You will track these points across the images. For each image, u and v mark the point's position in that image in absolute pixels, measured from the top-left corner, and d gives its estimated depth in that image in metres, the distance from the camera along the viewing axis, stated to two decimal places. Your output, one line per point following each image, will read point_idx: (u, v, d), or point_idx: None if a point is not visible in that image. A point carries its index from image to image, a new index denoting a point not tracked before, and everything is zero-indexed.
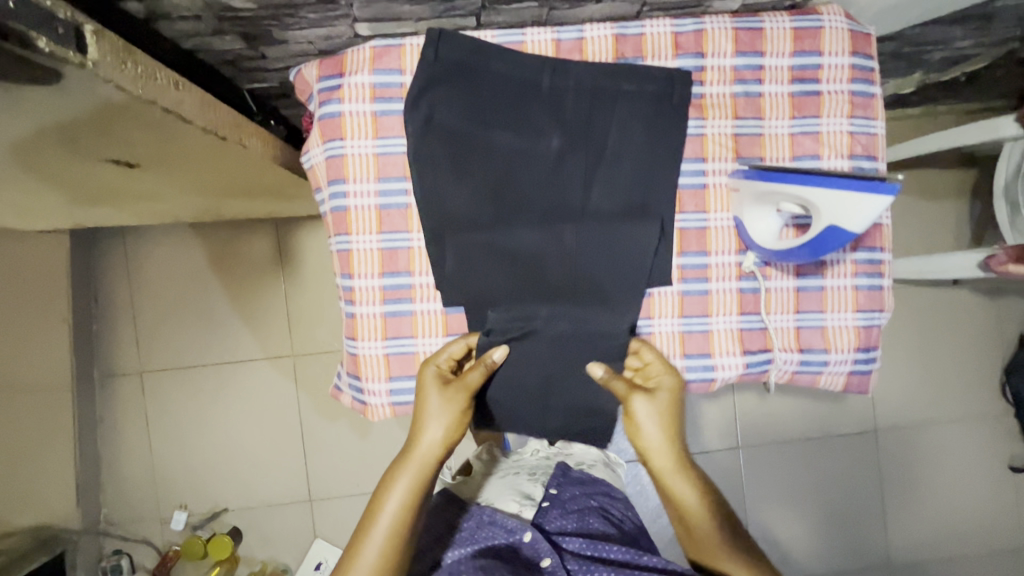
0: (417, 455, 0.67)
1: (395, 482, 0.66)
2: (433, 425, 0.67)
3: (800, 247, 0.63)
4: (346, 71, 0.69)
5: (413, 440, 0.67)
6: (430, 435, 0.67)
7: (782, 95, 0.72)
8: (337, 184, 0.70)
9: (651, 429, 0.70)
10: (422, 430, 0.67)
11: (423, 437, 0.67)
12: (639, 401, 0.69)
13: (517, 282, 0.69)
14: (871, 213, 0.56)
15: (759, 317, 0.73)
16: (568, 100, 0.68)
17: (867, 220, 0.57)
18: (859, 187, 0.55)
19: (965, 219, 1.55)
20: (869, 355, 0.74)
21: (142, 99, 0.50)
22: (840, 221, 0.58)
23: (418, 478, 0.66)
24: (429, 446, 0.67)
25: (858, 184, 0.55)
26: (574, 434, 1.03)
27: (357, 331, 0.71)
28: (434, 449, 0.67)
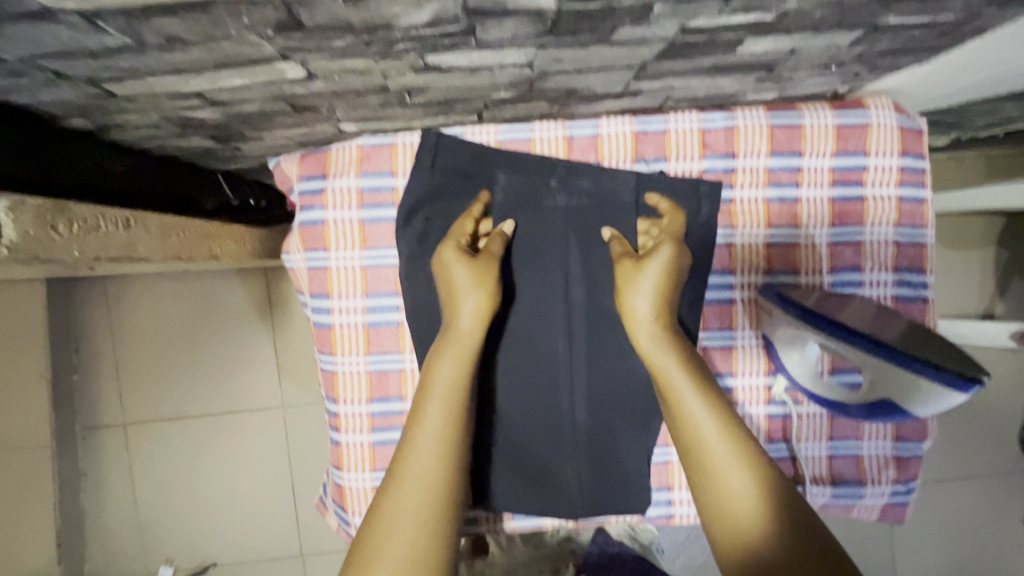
0: (458, 335, 0.54)
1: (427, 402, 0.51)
2: (471, 299, 0.54)
3: (857, 407, 0.57)
4: (330, 173, 0.62)
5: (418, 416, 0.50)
6: (465, 312, 0.54)
7: (821, 200, 0.64)
8: (321, 299, 0.63)
9: (651, 318, 0.54)
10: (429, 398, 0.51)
11: (462, 314, 0.54)
12: (634, 296, 0.54)
13: (521, 415, 0.61)
14: (944, 404, 0.48)
15: (788, 444, 0.66)
16: (582, 211, 0.60)
17: (939, 407, 0.49)
18: (937, 381, 0.46)
19: (991, 267, 1.47)
20: (909, 486, 0.67)
21: (80, 259, 0.43)
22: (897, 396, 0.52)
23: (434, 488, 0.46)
24: (469, 323, 0.54)
25: (937, 378, 0.46)
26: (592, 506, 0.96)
27: (343, 460, 0.64)
28: (475, 326, 0.54)
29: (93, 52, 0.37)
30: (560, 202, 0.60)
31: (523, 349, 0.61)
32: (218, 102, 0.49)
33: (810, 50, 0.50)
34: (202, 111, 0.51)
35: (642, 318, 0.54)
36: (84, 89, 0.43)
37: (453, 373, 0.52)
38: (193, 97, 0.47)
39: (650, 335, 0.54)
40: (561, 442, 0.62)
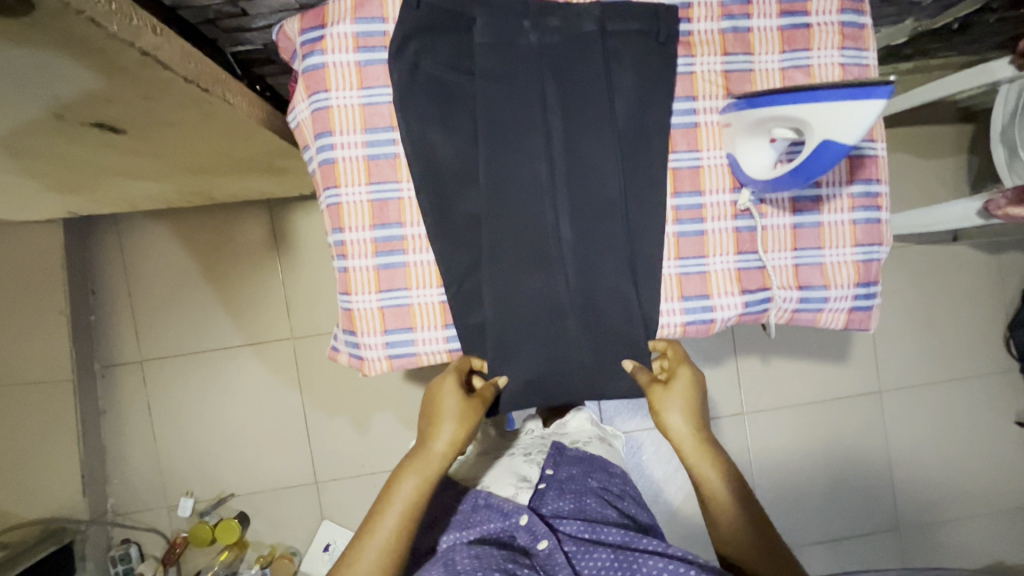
0: (430, 455, 0.68)
1: (400, 483, 0.66)
2: (448, 429, 0.68)
3: (791, 173, 0.62)
4: (328, 21, 0.69)
5: (428, 440, 0.69)
6: (442, 436, 0.68)
7: (771, 29, 0.71)
8: (324, 137, 0.69)
9: (682, 422, 0.72)
10: (438, 430, 0.69)
11: (439, 438, 0.68)
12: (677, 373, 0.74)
13: (513, 228, 0.69)
14: (862, 122, 0.55)
15: (757, 255, 0.72)
16: (553, 46, 0.68)
17: (858, 132, 0.56)
18: (849, 95, 0.54)
19: (962, 175, 1.54)
20: (870, 290, 0.73)
21: (119, 39, 0.50)
22: (834, 133, 0.56)
23: (423, 485, 0.67)
24: (442, 447, 0.68)
25: (847, 92, 0.54)
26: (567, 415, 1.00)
27: (351, 285, 0.71)
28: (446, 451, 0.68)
29: None
30: (532, 40, 0.68)
31: (510, 173, 0.69)
32: None
33: None
34: None
35: (677, 428, 0.72)
36: None
37: (454, 432, 0.69)
38: None
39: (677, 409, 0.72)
40: (547, 254, 0.70)
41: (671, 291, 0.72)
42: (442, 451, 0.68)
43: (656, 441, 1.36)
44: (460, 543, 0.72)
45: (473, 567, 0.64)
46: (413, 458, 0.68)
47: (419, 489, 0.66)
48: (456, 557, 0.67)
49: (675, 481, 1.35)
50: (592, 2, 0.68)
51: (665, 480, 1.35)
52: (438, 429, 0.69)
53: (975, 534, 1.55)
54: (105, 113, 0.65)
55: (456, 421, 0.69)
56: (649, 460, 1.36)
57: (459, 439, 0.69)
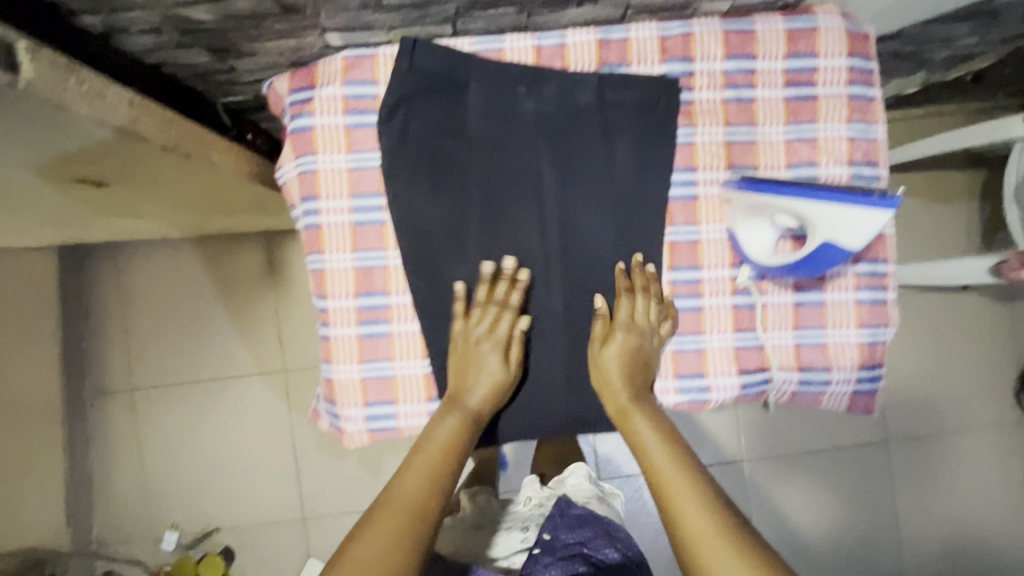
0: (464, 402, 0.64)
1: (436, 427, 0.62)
2: (479, 381, 0.65)
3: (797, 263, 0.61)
4: (317, 82, 0.67)
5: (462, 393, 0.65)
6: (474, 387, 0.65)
7: (775, 100, 0.68)
8: (310, 202, 0.67)
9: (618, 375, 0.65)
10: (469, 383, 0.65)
11: (472, 385, 0.65)
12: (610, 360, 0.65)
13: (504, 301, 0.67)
14: (867, 229, 0.53)
15: (756, 334, 0.69)
16: (550, 114, 0.65)
17: (862, 237, 0.54)
18: (863, 202, 0.52)
19: (973, 222, 1.50)
20: (874, 372, 0.70)
21: (91, 122, 0.48)
22: (834, 237, 0.55)
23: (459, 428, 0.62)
24: (478, 394, 0.65)
25: (862, 200, 0.52)
26: (565, 473, 0.99)
27: (333, 354, 0.68)
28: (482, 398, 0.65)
29: None
30: (528, 108, 0.65)
31: (501, 244, 0.66)
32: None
33: None
34: (198, 10, 0.56)
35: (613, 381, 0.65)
36: None
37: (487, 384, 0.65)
38: None
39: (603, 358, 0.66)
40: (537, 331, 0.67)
41: (665, 368, 0.70)
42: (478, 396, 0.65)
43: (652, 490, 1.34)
44: None
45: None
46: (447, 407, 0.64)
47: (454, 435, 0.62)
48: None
49: None
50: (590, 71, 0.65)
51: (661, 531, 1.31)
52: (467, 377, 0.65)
53: None
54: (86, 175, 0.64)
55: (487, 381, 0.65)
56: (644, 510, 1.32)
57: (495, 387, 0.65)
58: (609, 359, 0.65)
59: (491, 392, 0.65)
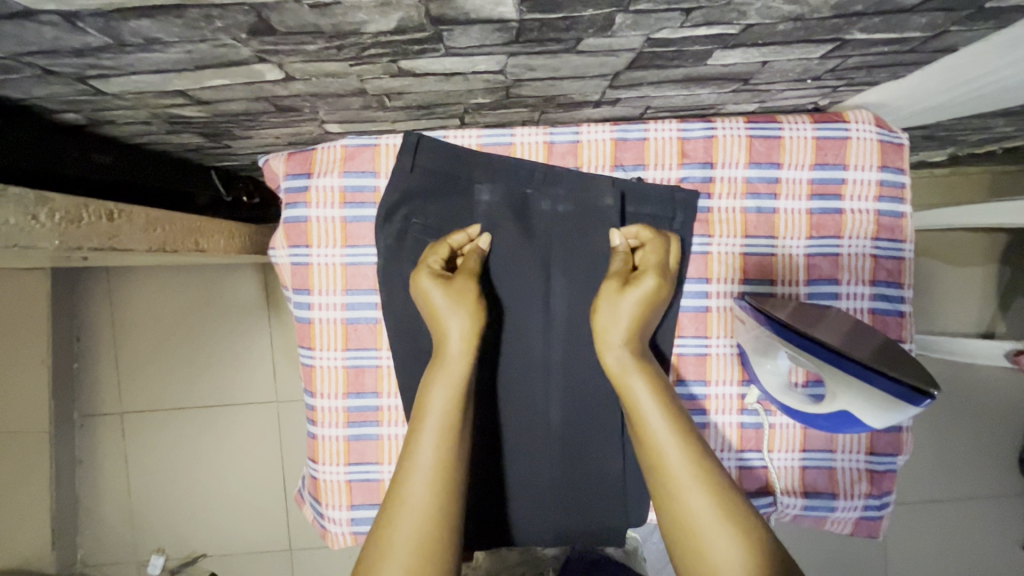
0: (448, 361, 0.53)
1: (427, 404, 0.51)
2: (455, 320, 0.54)
3: (817, 418, 0.58)
4: (315, 171, 0.63)
5: (439, 345, 0.54)
6: (453, 335, 0.54)
7: (799, 212, 0.65)
8: (302, 295, 0.64)
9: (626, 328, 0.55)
10: (445, 329, 0.54)
11: (449, 335, 0.54)
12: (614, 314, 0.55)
13: (501, 409, 0.65)
14: (892, 415, 0.52)
15: (761, 454, 0.66)
16: (560, 220, 0.62)
17: (887, 417, 0.52)
18: (901, 398, 0.49)
19: (990, 286, 1.46)
20: (882, 500, 0.67)
21: (64, 249, 0.45)
22: (856, 408, 0.54)
23: (454, 399, 0.51)
24: (456, 344, 0.54)
25: (901, 394, 0.48)
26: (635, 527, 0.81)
27: (319, 453, 0.66)
28: (462, 348, 0.53)
29: (77, 50, 0.39)
30: (539, 212, 0.61)
31: (499, 352, 0.63)
32: (203, 100, 0.51)
33: (782, 63, 0.51)
34: (189, 109, 0.53)
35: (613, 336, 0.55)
36: (73, 85, 0.45)
37: (465, 337, 0.54)
38: (179, 94, 0.49)
39: (607, 306, 0.56)
40: (532, 440, 0.65)
41: None
42: (459, 348, 0.53)
43: None
44: None
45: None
46: (431, 371, 0.53)
47: (449, 409, 0.51)
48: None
49: None
50: (603, 177, 0.62)
51: None
52: (443, 323, 0.54)
53: None
54: None
55: (458, 311, 0.55)
56: None
57: (473, 330, 0.54)
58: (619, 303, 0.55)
59: (471, 344, 0.54)
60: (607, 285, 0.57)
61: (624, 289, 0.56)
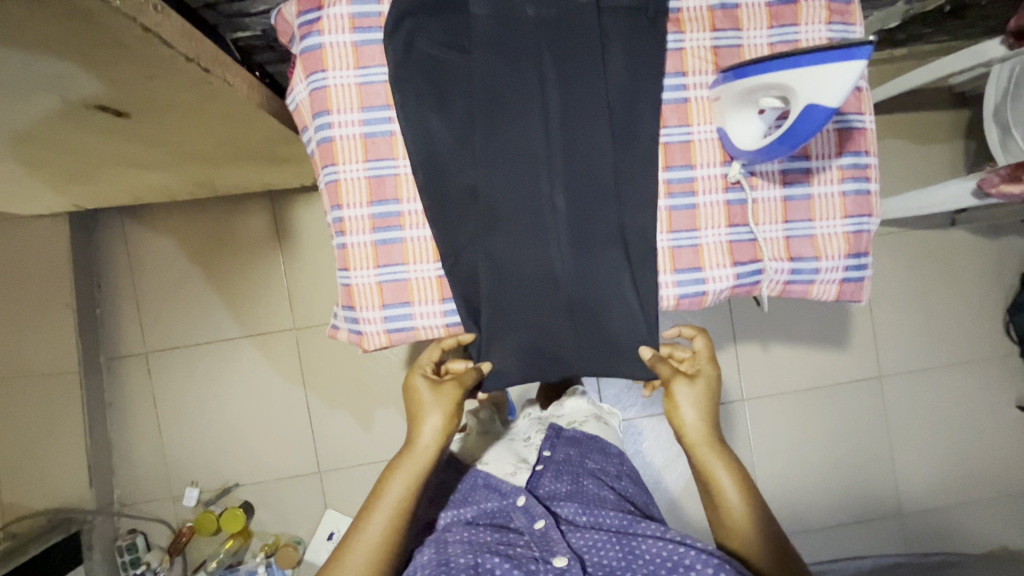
0: (416, 450, 0.74)
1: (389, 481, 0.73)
2: (432, 419, 0.74)
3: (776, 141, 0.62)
4: (324, 3, 0.70)
5: (411, 439, 0.75)
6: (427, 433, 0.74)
7: (758, 5, 0.73)
8: (322, 116, 0.71)
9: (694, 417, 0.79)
10: (420, 428, 0.74)
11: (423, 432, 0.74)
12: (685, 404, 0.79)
13: (512, 202, 0.70)
14: (847, 82, 0.55)
15: (748, 228, 0.74)
16: (550, 20, 0.69)
17: (843, 91, 0.55)
18: (832, 56, 0.54)
19: (958, 160, 1.55)
20: (860, 261, 0.74)
21: (121, 14, 0.54)
22: (816, 97, 0.56)
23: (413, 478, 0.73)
24: (426, 441, 0.74)
25: (831, 53, 0.54)
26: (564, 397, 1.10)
27: (350, 261, 0.72)
28: (430, 444, 0.74)
29: None
30: (530, 14, 0.69)
31: (503, 148, 0.69)
32: None
33: None
34: None
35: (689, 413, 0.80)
36: None
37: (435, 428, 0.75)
38: None
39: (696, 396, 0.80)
40: (544, 229, 0.70)
41: (669, 263, 0.73)
42: (429, 440, 0.74)
43: (657, 430, 1.44)
44: (461, 520, 0.83)
45: (462, 551, 0.74)
46: (401, 455, 0.74)
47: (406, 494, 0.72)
48: (449, 539, 0.78)
49: (673, 470, 1.43)
50: None
51: (667, 465, 1.43)
52: (421, 423, 0.74)
53: (979, 520, 1.54)
54: (109, 93, 0.69)
55: (434, 413, 0.75)
56: (650, 446, 1.44)
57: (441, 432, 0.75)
58: (694, 394, 0.80)
59: (435, 443, 0.75)
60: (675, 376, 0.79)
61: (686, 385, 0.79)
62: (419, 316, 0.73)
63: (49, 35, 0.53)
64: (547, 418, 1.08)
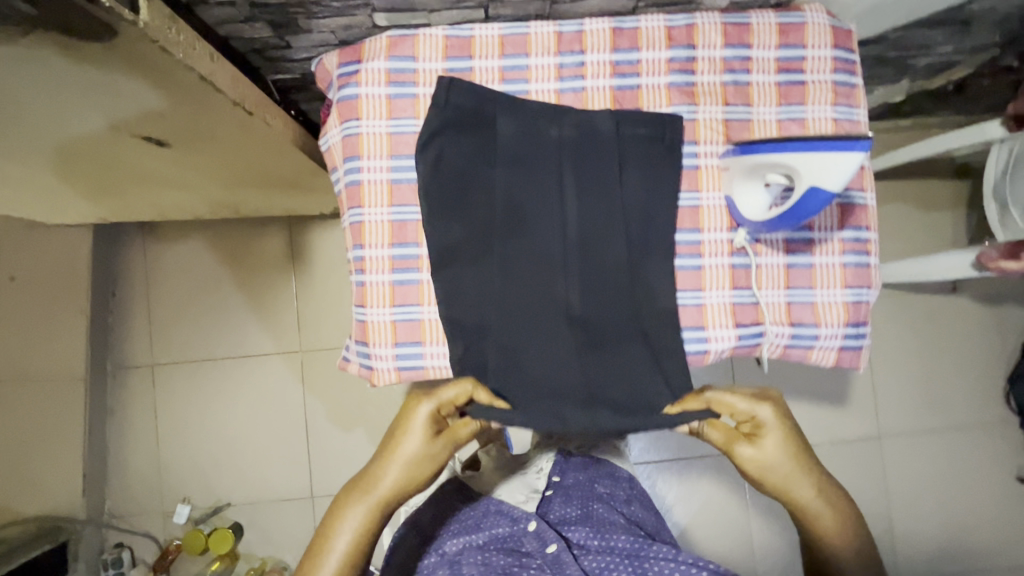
0: (376, 489, 0.70)
1: (344, 513, 0.69)
2: (404, 458, 0.70)
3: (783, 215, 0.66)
4: (363, 57, 0.76)
5: (378, 475, 0.70)
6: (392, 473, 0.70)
7: (768, 84, 0.77)
8: (352, 161, 0.75)
9: (777, 458, 0.73)
10: (393, 466, 0.70)
11: (387, 475, 0.70)
12: (749, 454, 0.73)
13: (522, 262, 0.73)
14: (847, 170, 0.59)
15: (751, 291, 0.76)
16: (571, 133, 0.74)
17: (843, 178, 0.60)
18: (833, 147, 0.59)
19: (958, 228, 1.59)
20: (859, 330, 0.77)
21: (181, 64, 0.58)
22: (819, 181, 0.61)
23: (370, 514, 0.69)
24: (388, 485, 0.70)
25: (831, 143, 0.59)
26: None
27: (367, 298, 0.75)
28: (390, 489, 0.70)
29: None
30: (552, 122, 0.74)
31: (520, 253, 0.73)
32: None
33: None
34: None
35: (757, 451, 0.73)
36: None
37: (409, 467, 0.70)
38: None
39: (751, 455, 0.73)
40: (554, 334, 0.74)
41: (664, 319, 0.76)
42: (391, 483, 0.70)
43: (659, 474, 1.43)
44: (473, 546, 0.84)
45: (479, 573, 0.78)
46: (360, 486, 0.70)
47: (366, 526, 0.69)
48: (463, 560, 0.81)
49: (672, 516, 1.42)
50: (608, 77, 0.77)
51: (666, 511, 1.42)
52: (391, 461, 0.71)
53: None
54: (157, 126, 0.73)
55: (414, 456, 0.71)
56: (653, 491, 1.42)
57: (407, 480, 0.71)
58: (760, 446, 0.73)
59: (401, 488, 0.70)
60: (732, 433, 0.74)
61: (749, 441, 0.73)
62: (429, 355, 0.75)
63: (113, 78, 0.57)
64: (555, 442, 1.09)
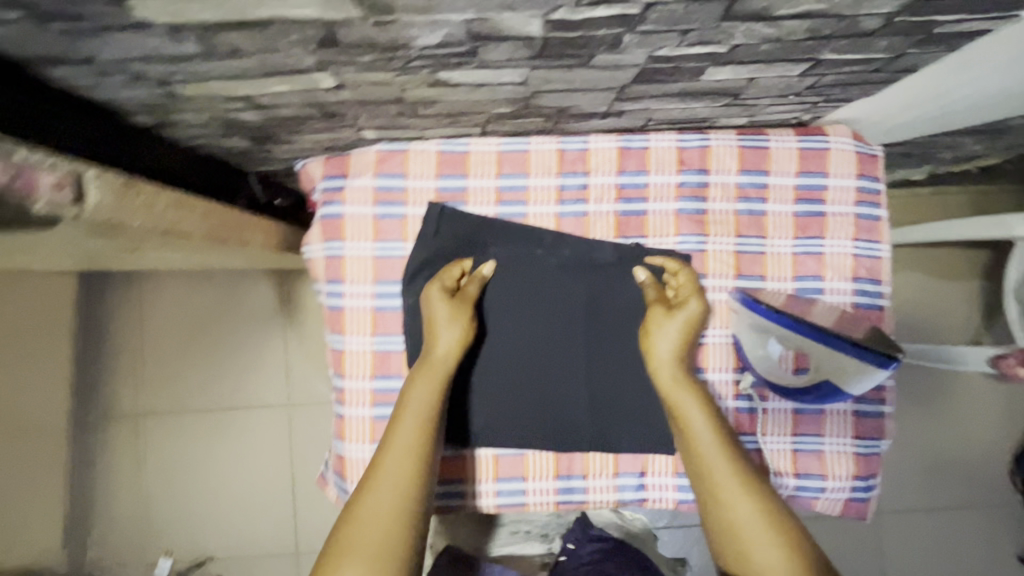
0: (433, 363, 0.63)
1: (409, 397, 0.61)
2: (447, 333, 0.63)
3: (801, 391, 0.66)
4: (349, 173, 0.70)
5: (428, 349, 0.64)
6: (442, 342, 0.63)
7: (785, 215, 0.72)
8: (335, 284, 0.71)
9: (669, 353, 0.65)
10: (436, 336, 0.64)
11: (439, 343, 0.63)
12: (658, 339, 0.65)
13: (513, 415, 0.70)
14: (870, 379, 0.60)
15: (755, 437, 0.72)
16: (569, 269, 0.69)
17: (864, 383, 0.61)
18: (871, 361, 0.57)
19: (972, 300, 1.53)
20: (869, 483, 0.72)
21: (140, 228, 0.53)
22: (838, 379, 0.62)
23: (434, 389, 0.62)
24: (443, 352, 0.63)
25: (871, 357, 0.57)
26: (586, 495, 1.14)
27: (346, 432, 0.71)
28: (448, 357, 0.63)
29: (168, 57, 0.46)
30: (550, 259, 0.70)
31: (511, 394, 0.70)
32: (260, 106, 0.58)
33: (766, 79, 0.58)
34: (246, 113, 0.59)
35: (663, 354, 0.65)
36: (153, 89, 0.52)
37: (450, 347, 0.64)
38: (242, 100, 0.56)
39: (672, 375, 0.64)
40: None
41: (656, 467, 0.72)
42: (448, 351, 0.63)
43: None
44: None
45: None
46: (417, 370, 0.63)
47: (429, 405, 0.61)
48: None
49: None
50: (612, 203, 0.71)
51: None
52: (435, 334, 0.64)
53: None
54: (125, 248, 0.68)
55: (450, 325, 0.64)
56: None
57: (462, 341, 0.64)
58: (674, 325, 0.65)
59: (456, 352, 0.64)
60: (653, 311, 0.66)
61: (667, 314, 0.65)
62: None
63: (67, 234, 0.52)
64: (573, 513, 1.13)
